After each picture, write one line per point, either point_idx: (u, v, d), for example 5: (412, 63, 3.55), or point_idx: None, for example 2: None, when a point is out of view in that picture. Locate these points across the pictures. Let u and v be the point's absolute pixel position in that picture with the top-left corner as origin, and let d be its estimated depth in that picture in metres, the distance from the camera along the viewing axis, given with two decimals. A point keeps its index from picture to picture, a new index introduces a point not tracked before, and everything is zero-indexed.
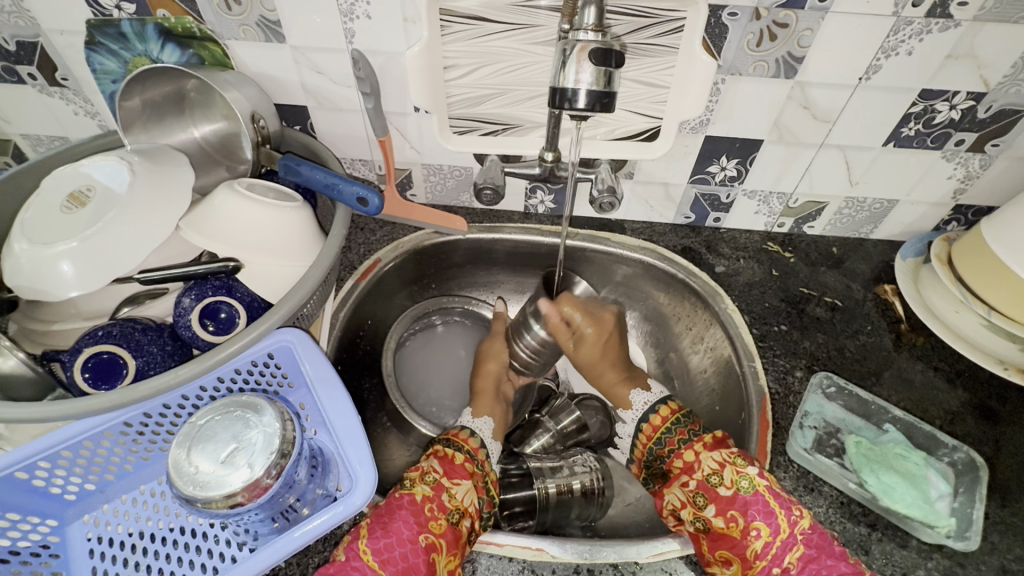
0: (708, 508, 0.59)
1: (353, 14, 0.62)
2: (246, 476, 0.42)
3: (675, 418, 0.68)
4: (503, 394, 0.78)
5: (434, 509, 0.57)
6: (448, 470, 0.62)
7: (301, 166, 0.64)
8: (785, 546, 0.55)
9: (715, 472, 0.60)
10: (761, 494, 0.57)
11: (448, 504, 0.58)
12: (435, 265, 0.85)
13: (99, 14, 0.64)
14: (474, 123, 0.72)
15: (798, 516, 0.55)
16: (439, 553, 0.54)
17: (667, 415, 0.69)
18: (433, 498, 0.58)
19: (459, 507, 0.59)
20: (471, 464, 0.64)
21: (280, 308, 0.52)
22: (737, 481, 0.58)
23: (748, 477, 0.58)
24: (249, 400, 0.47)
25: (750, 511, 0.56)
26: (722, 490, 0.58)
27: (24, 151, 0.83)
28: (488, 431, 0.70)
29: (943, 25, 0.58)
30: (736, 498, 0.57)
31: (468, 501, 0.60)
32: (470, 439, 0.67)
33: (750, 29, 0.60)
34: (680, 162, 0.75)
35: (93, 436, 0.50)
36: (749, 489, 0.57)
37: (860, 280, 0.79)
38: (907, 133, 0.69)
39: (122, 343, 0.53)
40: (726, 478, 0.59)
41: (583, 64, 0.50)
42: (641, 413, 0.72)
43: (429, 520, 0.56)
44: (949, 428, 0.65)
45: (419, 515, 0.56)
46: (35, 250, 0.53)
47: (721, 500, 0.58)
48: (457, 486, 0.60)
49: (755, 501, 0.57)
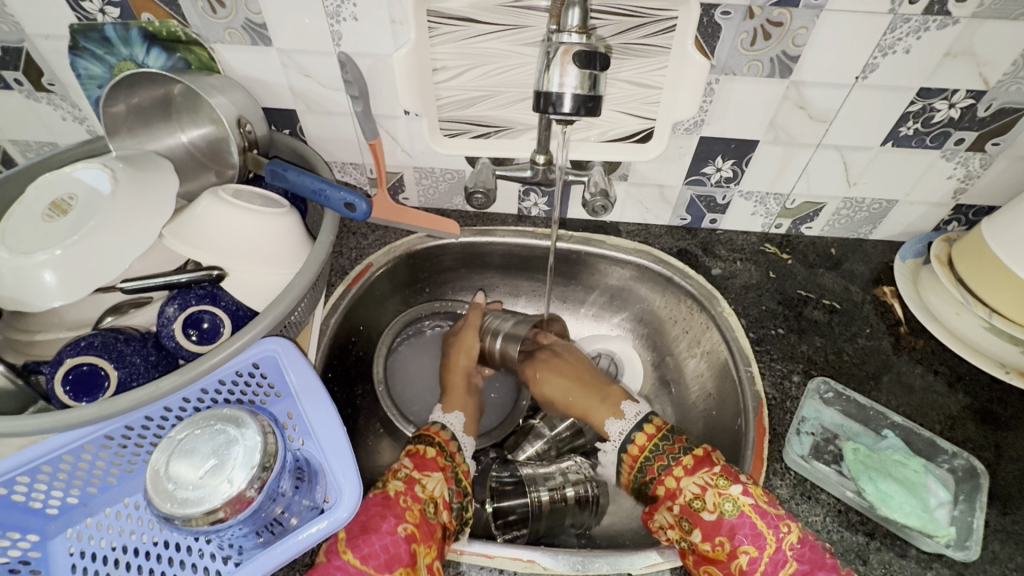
0: (695, 533, 0.57)
1: (340, 16, 0.61)
2: (225, 491, 0.41)
3: (656, 441, 0.65)
4: (473, 388, 0.78)
5: (407, 501, 0.56)
6: (418, 464, 0.61)
7: (288, 171, 0.63)
8: (775, 563, 0.53)
9: (697, 497, 0.58)
10: (746, 516, 0.55)
11: (421, 495, 0.57)
12: (428, 269, 0.84)
13: (83, 18, 0.63)
14: (464, 126, 0.71)
15: (785, 532, 0.54)
16: (418, 543, 0.54)
17: (648, 437, 0.65)
18: (405, 491, 0.57)
19: (432, 498, 0.58)
20: (443, 457, 0.63)
21: (267, 315, 0.52)
22: (721, 504, 0.56)
23: (732, 499, 0.56)
24: (229, 413, 0.46)
25: (737, 535, 0.55)
26: (706, 514, 0.56)
27: (12, 157, 0.82)
28: (460, 424, 0.70)
29: (941, 23, 0.57)
30: (721, 522, 0.56)
31: (439, 491, 0.59)
32: (442, 432, 0.66)
33: (744, 28, 0.59)
34: (674, 163, 0.74)
35: (74, 450, 0.49)
36: (733, 512, 0.55)
37: (858, 281, 0.78)
38: (905, 132, 0.68)
39: (104, 355, 0.52)
40: (709, 502, 0.57)
41: (567, 67, 0.48)
42: (619, 442, 0.68)
43: (404, 511, 0.55)
44: (949, 434, 0.64)
45: (395, 508, 0.55)
46: (15, 260, 0.52)
47: (706, 525, 0.56)
48: (428, 477, 0.60)
49: (742, 523, 0.55)
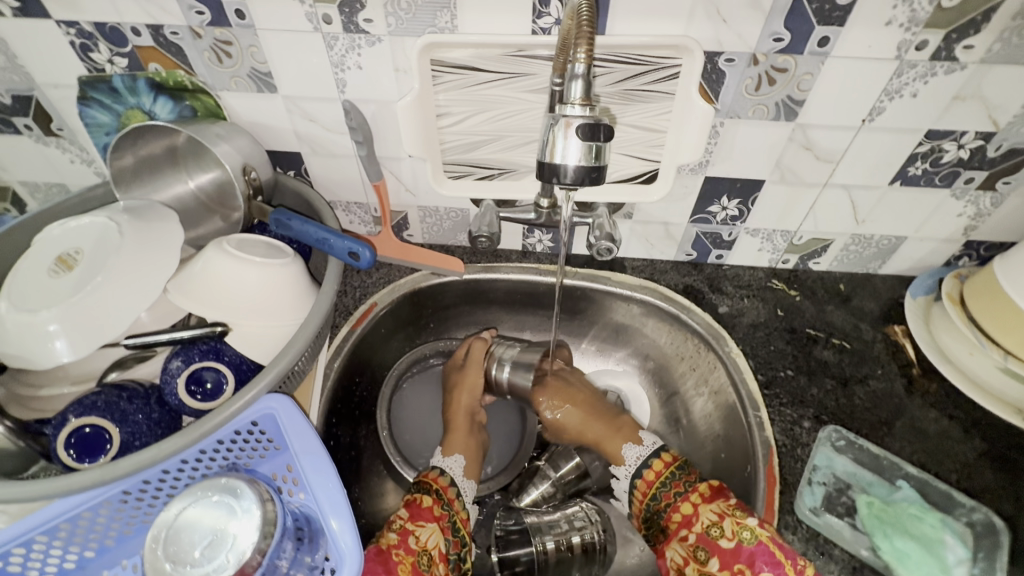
0: (712, 563, 0.57)
1: (344, 65, 0.61)
2: (226, 569, 0.41)
3: (672, 470, 0.66)
4: (475, 426, 0.76)
5: (401, 554, 0.57)
6: (413, 514, 0.61)
7: (291, 220, 0.63)
8: None
9: (714, 525, 0.58)
10: (765, 544, 0.55)
11: (415, 547, 0.58)
12: (431, 306, 0.84)
13: (92, 70, 0.64)
14: (469, 168, 0.71)
15: (803, 566, 0.54)
16: None
17: (663, 466, 0.67)
18: (399, 543, 0.57)
19: (426, 550, 0.58)
20: (439, 506, 0.63)
21: (270, 370, 0.52)
22: (739, 533, 0.56)
23: (750, 528, 0.56)
24: (226, 482, 0.45)
25: (757, 563, 0.54)
26: (724, 542, 0.57)
27: (23, 198, 0.82)
28: (460, 470, 0.69)
29: (948, 68, 0.56)
30: (740, 550, 0.55)
31: (433, 542, 0.59)
32: (440, 478, 0.66)
33: (748, 74, 0.59)
34: (680, 203, 0.74)
35: (70, 518, 0.48)
36: (752, 540, 0.55)
37: (869, 318, 0.77)
38: (913, 172, 0.67)
39: (107, 415, 0.51)
40: (727, 530, 0.57)
41: (570, 140, 0.48)
42: (634, 469, 0.69)
43: (397, 565, 0.56)
44: (966, 483, 0.62)
45: (387, 563, 0.56)
46: (22, 318, 0.52)
47: (725, 553, 0.56)
48: (422, 528, 0.59)
49: (760, 551, 0.55)
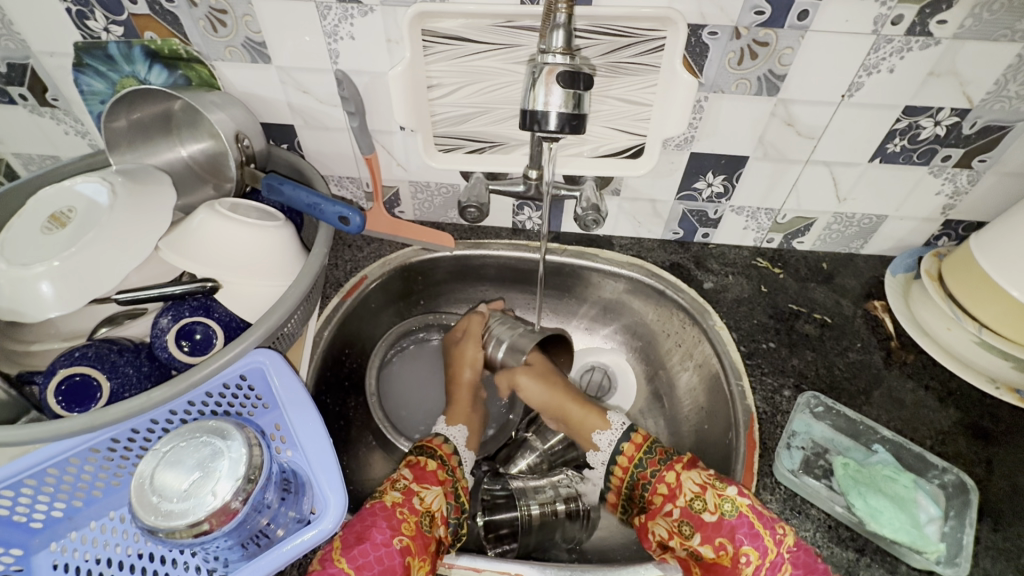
0: (695, 537, 0.58)
1: (337, 35, 0.62)
2: (210, 503, 0.42)
3: (642, 453, 0.65)
4: (477, 401, 0.78)
5: (405, 512, 0.57)
6: (418, 476, 0.61)
7: (283, 185, 0.64)
8: (774, 567, 0.54)
9: (698, 497, 0.58)
10: (745, 515, 0.55)
11: (418, 507, 0.58)
12: (422, 281, 0.85)
13: (87, 37, 0.65)
14: (459, 142, 0.73)
15: (783, 534, 0.54)
16: (413, 556, 0.54)
17: (635, 449, 0.66)
18: (403, 502, 0.58)
19: (429, 510, 0.59)
20: (443, 470, 0.64)
21: (259, 326, 0.53)
22: (720, 505, 0.57)
23: (730, 499, 0.57)
24: (215, 425, 0.46)
25: (738, 536, 0.55)
26: (707, 516, 0.57)
27: (16, 170, 0.83)
28: (463, 439, 0.71)
29: (923, 43, 0.58)
30: (722, 523, 0.56)
31: (437, 504, 0.60)
32: (444, 444, 0.67)
33: (731, 47, 0.60)
34: (666, 179, 0.75)
35: (59, 463, 0.50)
36: (733, 512, 0.56)
37: (849, 295, 0.79)
38: (892, 149, 0.69)
39: (96, 365, 0.53)
40: (709, 503, 0.57)
41: (552, 87, 0.50)
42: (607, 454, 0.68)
43: (400, 522, 0.55)
44: (939, 448, 0.64)
45: (391, 519, 0.55)
46: (14, 271, 0.53)
47: (708, 527, 0.57)
48: (427, 490, 0.60)
49: (741, 523, 0.55)
